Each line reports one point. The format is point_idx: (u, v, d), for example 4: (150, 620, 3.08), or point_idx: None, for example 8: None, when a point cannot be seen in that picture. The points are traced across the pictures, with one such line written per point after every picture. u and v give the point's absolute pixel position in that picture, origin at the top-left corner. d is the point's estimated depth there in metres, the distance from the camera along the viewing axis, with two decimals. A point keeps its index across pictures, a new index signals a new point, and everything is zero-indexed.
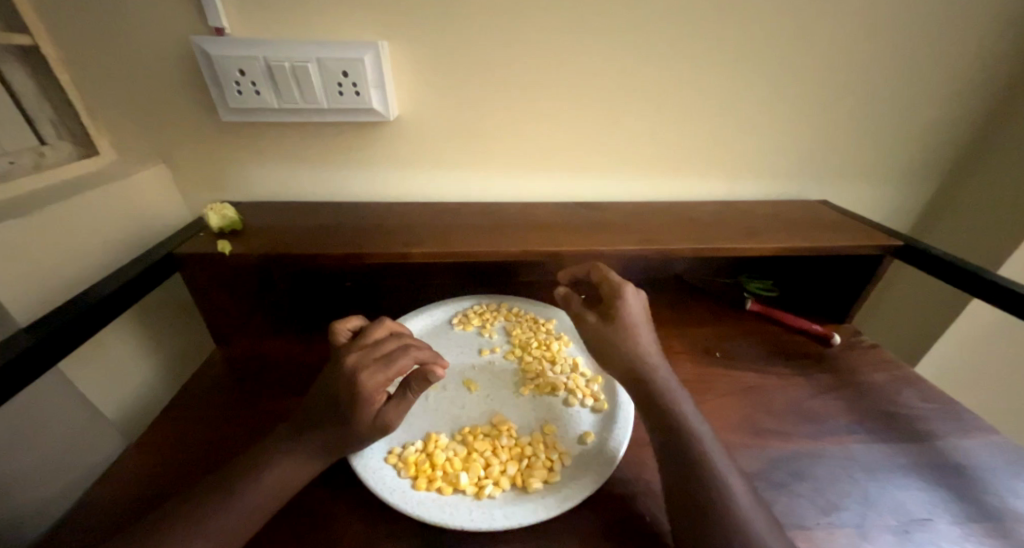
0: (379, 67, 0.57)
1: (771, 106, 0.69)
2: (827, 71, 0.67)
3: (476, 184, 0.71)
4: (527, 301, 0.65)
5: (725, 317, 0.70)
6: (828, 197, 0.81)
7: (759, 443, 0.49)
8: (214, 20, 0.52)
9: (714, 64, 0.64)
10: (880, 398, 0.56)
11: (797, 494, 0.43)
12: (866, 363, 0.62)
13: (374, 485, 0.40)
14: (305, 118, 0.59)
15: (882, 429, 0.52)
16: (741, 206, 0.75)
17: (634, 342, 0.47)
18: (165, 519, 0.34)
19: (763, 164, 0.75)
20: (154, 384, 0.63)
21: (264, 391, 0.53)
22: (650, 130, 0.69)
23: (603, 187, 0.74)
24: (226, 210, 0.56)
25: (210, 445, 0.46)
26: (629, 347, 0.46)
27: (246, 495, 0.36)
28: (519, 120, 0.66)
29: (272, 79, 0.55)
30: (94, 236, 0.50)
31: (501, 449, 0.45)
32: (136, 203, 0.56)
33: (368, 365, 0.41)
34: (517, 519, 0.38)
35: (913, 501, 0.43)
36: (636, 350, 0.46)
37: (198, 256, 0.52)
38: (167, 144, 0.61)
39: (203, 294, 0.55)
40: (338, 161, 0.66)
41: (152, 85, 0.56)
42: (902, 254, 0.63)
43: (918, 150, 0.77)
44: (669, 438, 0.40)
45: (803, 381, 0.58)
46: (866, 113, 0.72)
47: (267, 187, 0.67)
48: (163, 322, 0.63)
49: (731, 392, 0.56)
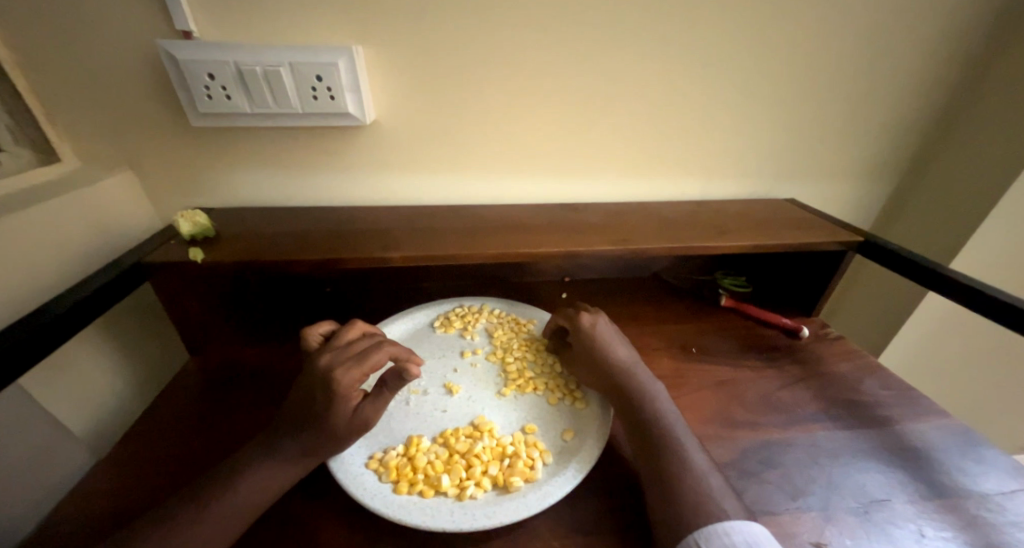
0: (352, 70, 0.56)
1: (744, 105, 0.70)
2: (799, 72, 0.68)
3: (455, 187, 0.71)
4: (508, 302, 0.65)
5: (700, 314, 0.71)
6: (802, 196, 0.82)
7: (729, 434, 0.49)
8: (181, 24, 0.51)
9: (687, 66, 0.64)
10: (844, 386, 0.57)
11: (767, 481, 0.44)
12: (832, 353, 0.63)
13: (354, 490, 0.39)
14: (279, 122, 0.58)
15: (845, 417, 0.52)
16: (718, 206, 0.76)
17: (610, 357, 0.50)
18: (133, 534, 0.33)
19: (739, 164, 0.76)
20: (124, 396, 0.62)
21: (237, 400, 0.52)
22: (625, 131, 0.69)
23: (579, 189, 0.74)
24: (197, 217, 0.55)
25: (178, 458, 0.45)
26: (607, 361, 0.49)
27: (221, 504, 0.35)
28: (494, 122, 0.65)
29: (243, 84, 0.54)
30: (56, 246, 0.49)
31: (483, 450, 0.44)
32: (101, 212, 0.55)
33: (343, 362, 0.40)
34: (499, 518, 0.37)
35: (872, 482, 0.44)
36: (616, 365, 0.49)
37: (168, 265, 0.51)
38: (134, 150, 0.59)
39: (172, 301, 0.54)
40: (314, 164, 0.65)
41: (116, 89, 0.55)
42: (864, 251, 0.64)
43: (885, 149, 0.78)
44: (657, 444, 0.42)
45: (773, 373, 0.59)
46: (837, 113, 0.73)
47: (238, 192, 0.65)
48: (134, 331, 0.62)
49: (704, 386, 0.56)
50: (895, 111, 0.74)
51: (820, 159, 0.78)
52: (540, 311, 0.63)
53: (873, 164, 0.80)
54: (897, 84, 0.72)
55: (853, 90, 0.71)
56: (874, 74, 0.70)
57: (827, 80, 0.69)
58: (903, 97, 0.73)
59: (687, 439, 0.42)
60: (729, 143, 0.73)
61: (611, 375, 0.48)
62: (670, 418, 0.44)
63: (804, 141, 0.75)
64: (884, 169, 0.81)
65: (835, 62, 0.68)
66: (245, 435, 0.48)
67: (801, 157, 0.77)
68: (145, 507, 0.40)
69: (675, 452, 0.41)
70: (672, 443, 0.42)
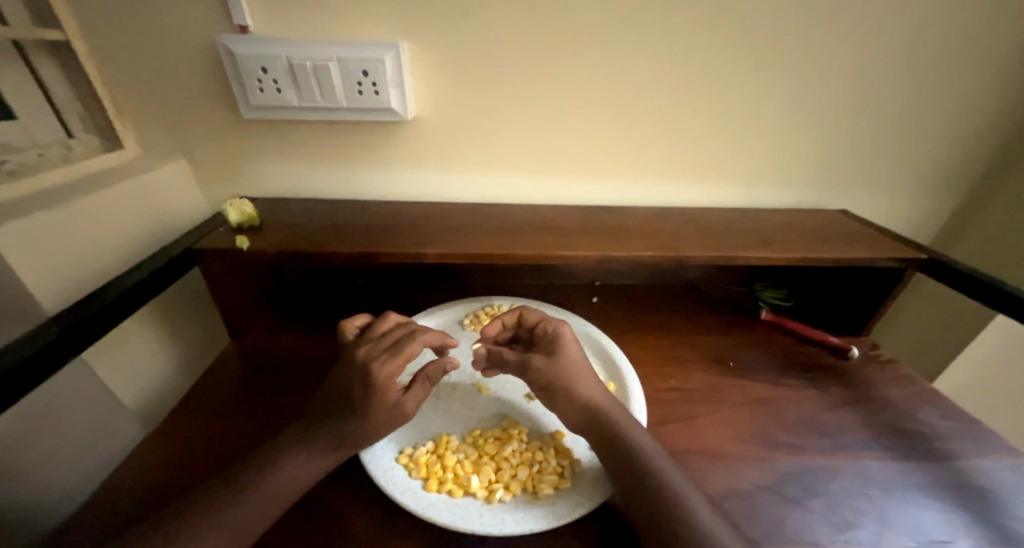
0: (398, 65, 0.56)
1: (799, 109, 0.66)
2: (864, 74, 0.64)
3: (490, 185, 0.70)
4: (539, 303, 0.64)
5: (739, 327, 0.68)
6: (855, 207, 0.77)
7: (769, 456, 0.47)
8: (239, 18, 0.53)
9: (740, 66, 0.62)
10: (898, 414, 0.53)
11: (811, 510, 0.41)
12: (885, 377, 0.59)
13: (385, 485, 0.39)
14: (325, 116, 0.59)
15: (899, 447, 0.49)
16: (763, 215, 0.72)
17: (580, 388, 0.43)
18: (177, 511, 0.34)
19: (789, 171, 0.72)
20: (170, 374, 0.65)
21: (273, 385, 0.53)
22: (669, 132, 0.67)
23: (617, 192, 0.72)
24: (245, 206, 0.57)
25: (218, 439, 0.46)
26: (577, 392, 0.43)
27: (261, 488, 0.36)
28: (534, 121, 0.65)
29: (293, 78, 0.55)
30: (117, 229, 0.52)
31: (512, 454, 0.44)
32: (157, 198, 0.58)
33: (379, 355, 0.41)
34: (528, 524, 0.37)
35: (931, 521, 0.41)
36: (588, 396, 0.42)
37: (217, 251, 0.52)
38: (189, 139, 0.62)
39: (218, 286, 0.56)
40: (354, 158, 0.66)
41: (176, 80, 0.57)
42: (925, 268, 0.60)
43: (954, 159, 0.73)
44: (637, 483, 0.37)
45: (817, 394, 0.56)
46: (902, 119, 0.68)
47: (282, 183, 0.67)
48: (180, 314, 0.65)
49: (741, 403, 0.54)
50: (968, 119, 0.69)
51: (879, 168, 0.73)
52: (572, 315, 0.62)
53: (940, 175, 0.74)
54: (973, 89, 0.66)
55: (922, 95, 0.66)
56: (947, 78, 0.65)
57: (894, 83, 0.65)
58: (979, 104, 0.67)
59: (670, 476, 0.38)
60: (780, 149, 0.70)
61: (584, 405, 0.42)
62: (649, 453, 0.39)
63: (863, 149, 0.71)
64: (951, 181, 0.75)
65: (905, 64, 0.63)
66: (280, 421, 0.49)
67: (858, 166, 0.72)
68: (188, 484, 0.42)
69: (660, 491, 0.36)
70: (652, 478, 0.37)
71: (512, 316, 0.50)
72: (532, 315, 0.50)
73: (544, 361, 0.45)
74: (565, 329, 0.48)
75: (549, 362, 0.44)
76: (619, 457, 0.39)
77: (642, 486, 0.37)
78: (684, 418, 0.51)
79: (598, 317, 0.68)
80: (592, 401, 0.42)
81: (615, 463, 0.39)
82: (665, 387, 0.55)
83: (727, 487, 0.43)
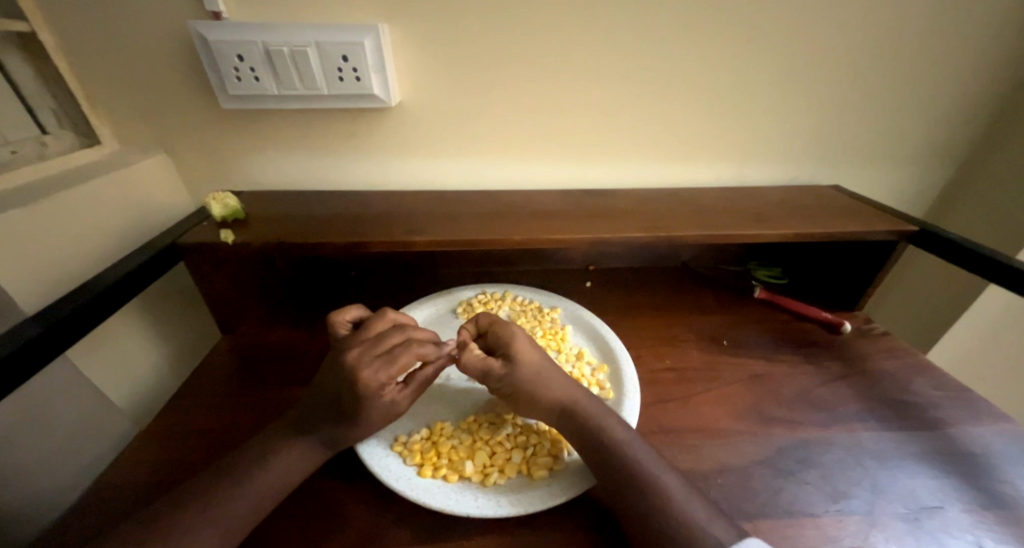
0: (378, 49, 0.55)
1: (788, 82, 0.65)
2: (852, 46, 0.63)
3: (479, 171, 0.70)
4: (532, 289, 0.63)
5: (733, 306, 0.68)
6: (847, 183, 0.77)
7: (764, 431, 0.47)
8: (210, 4, 0.51)
9: (727, 41, 0.60)
10: (891, 385, 0.53)
11: (804, 481, 0.41)
12: (878, 350, 0.59)
13: (379, 472, 0.39)
14: (306, 105, 0.58)
15: (892, 418, 0.49)
16: (754, 193, 0.72)
17: (545, 389, 0.42)
18: (169, 504, 0.34)
19: (780, 147, 0.71)
20: (161, 372, 0.64)
21: (265, 379, 0.53)
22: (657, 112, 0.66)
23: (608, 174, 0.72)
24: (227, 199, 0.55)
25: (211, 434, 0.46)
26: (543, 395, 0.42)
27: (254, 481, 0.36)
28: (519, 104, 0.63)
29: (271, 65, 0.53)
30: (98, 226, 0.51)
31: (506, 438, 0.44)
32: (139, 194, 0.57)
33: (371, 362, 0.40)
34: (523, 507, 0.37)
35: (923, 488, 0.41)
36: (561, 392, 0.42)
37: (202, 246, 0.52)
38: (168, 133, 0.60)
39: (205, 281, 0.55)
40: (339, 147, 0.65)
41: (151, 72, 0.56)
42: (918, 240, 0.59)
43: (945, 130, 0.72)
44: (633, 470, 0.36)
45: (813, 369, 0.56)
46: (892, 91, 0.67)
47: (268, 176, 0.66)
48: (170, 311, 0.64)
49: (737, 380, 0.54)
50: (959, 90, 0.68)
51: (870, 142, 0.72)
52: (565, 299, 0.61)
53: (931, 147, 0.74)
54: (962, 58, 0.65)
55: (914, 65, 0.65)
56: (937, 48, 0.64)
57: (884, 54, 0.64)
58: (969, 73, 0.66)
59: (659, 466, 0.37)
60: (770, 125, 0.69)
61: (561, 399, 0.41)
62: (634, 440, 0.39)
63: (853, 122, 0.70)
64: (942, 152, 0.75)
65: (894, 33, 0.62)
66: (272, 415, 0.48)
67: (848, 141, 0.72)
68: (182, 478, 0.42)
69: (651, 474, 0.36)
70: (641, 463, 0.37)
71: (472, 325, 0.47)
72: (486, 317, 0.47)
73: (504, 370, 0.42)
74: (518, 332, 0.45)
75: (509, 370, 0.42)
76: (611, 445, 0.38)
77: (637, 472, 0.36)
78: (678, 397, 0.51)
79: (591, 301, 0.67)
80: (567, 397, 0.41)
81: (605, 454, 0.38)
82: (660, 366, 0.55)
83: (721, 462, 0.43)
